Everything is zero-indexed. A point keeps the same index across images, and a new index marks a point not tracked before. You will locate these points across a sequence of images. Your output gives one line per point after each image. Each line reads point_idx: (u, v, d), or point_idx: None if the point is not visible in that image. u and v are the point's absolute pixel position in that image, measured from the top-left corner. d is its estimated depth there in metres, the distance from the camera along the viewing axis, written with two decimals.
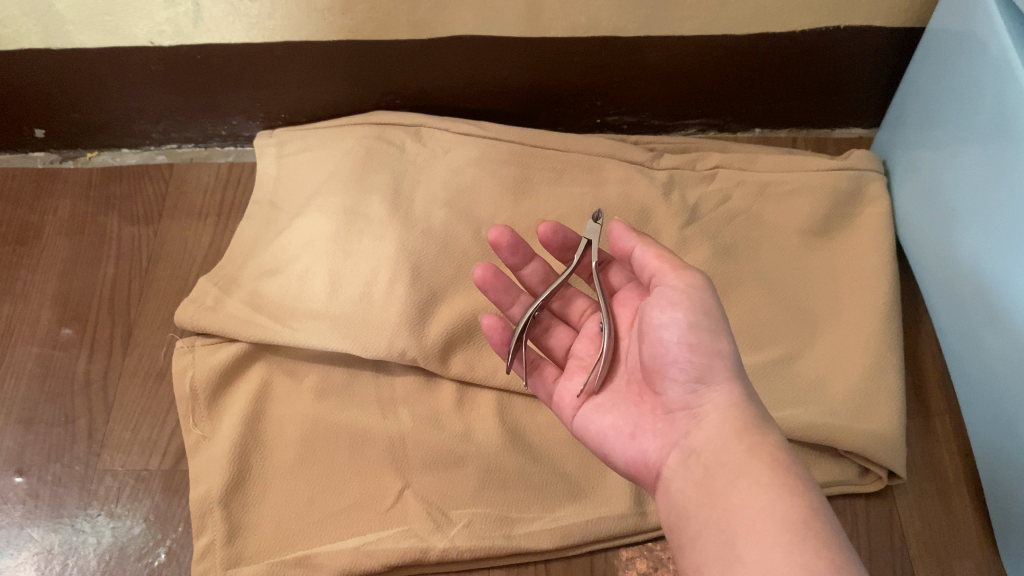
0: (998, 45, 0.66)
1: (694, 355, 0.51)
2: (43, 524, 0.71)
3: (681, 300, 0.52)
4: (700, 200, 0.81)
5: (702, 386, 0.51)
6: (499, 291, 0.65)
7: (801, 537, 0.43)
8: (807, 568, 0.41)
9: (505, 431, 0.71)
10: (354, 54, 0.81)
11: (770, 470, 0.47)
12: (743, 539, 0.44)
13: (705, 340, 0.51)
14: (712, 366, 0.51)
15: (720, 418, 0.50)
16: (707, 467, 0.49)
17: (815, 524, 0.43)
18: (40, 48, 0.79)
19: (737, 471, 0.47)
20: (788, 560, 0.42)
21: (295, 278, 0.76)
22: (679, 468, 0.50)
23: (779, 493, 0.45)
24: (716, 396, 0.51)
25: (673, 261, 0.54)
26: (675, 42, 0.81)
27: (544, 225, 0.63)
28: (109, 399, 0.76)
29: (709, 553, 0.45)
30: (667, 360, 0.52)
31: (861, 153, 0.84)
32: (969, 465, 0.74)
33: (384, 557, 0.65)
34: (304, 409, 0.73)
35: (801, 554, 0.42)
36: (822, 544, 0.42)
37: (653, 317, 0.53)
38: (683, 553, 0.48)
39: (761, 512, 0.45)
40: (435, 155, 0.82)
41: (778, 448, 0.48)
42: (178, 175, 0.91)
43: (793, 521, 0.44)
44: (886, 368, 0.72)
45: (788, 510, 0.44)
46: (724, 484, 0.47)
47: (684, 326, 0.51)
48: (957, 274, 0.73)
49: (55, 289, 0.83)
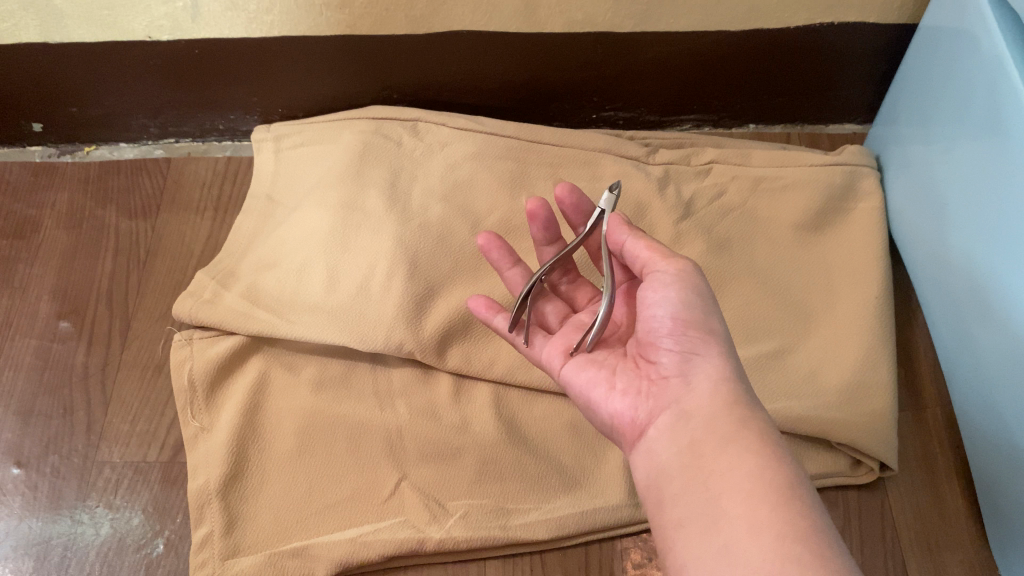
0: (990, 42, 0.67)
1: (687, 329, 0.52)
2: (42, 516, 0.71)
3: (675, 281, 0.53)
4: (695, 195, 0.82)
5: (694, 358, 0.51)
6: (501, 253, 0.67)
7: (787, 498, 0.44)
8: (793, 523, 0.42)
9: (501, 424, 0.72)
10: (351, 49, 0.82)
11: (757, 439, 0.47)
12: (728, 496, 0.45)
13: (698, 318, 0.52)
14: (705, 341, 0.52)
15: (711, 388, 0.50)
16: (695, 431, 0.49)
17: (800, 487, 0.44)
18: (39, 42, 0.79)
19: (725, 437, 0.47)
20: (773, 518, 0.43)
21: (293, 272, 0.77)
22: (667, 429, 0.50)
23: (766, 459, 0.46)
24: (708, 367, 0.51)
25: (664, 250, 0.55)
26: (671, 38, 0.82)
27: (558, 187, 0.65)
28: (108, 392, 0.77)
29: (692, 509, 0.46)
30: (659, 332, 0.52)
31: (854, 149, 0.84)
32: (959, 457, 0.75)
33: (381, 548, 0.66)
34: (302, 401, 0.73)
35: (786, 510, 0.43)
36: (805, 507, 0.43)
37: (646, 294, 0.53)
38: (661, 508, 0.48)
39: (748, 474, 0.45)
40: (432, 150, 0.83)
41: (765, 422, 0.48)
42: (176, 169, 0.91)
43: (780, 484, 0.44)
44: (878, 361, 0.73)
45: (774, 475, 0.45)
46: (712, 449, 0.47)
47: (679, 303, 0.52)
48: (949, 269, 0.74)
49: (54, 283, 0.83)
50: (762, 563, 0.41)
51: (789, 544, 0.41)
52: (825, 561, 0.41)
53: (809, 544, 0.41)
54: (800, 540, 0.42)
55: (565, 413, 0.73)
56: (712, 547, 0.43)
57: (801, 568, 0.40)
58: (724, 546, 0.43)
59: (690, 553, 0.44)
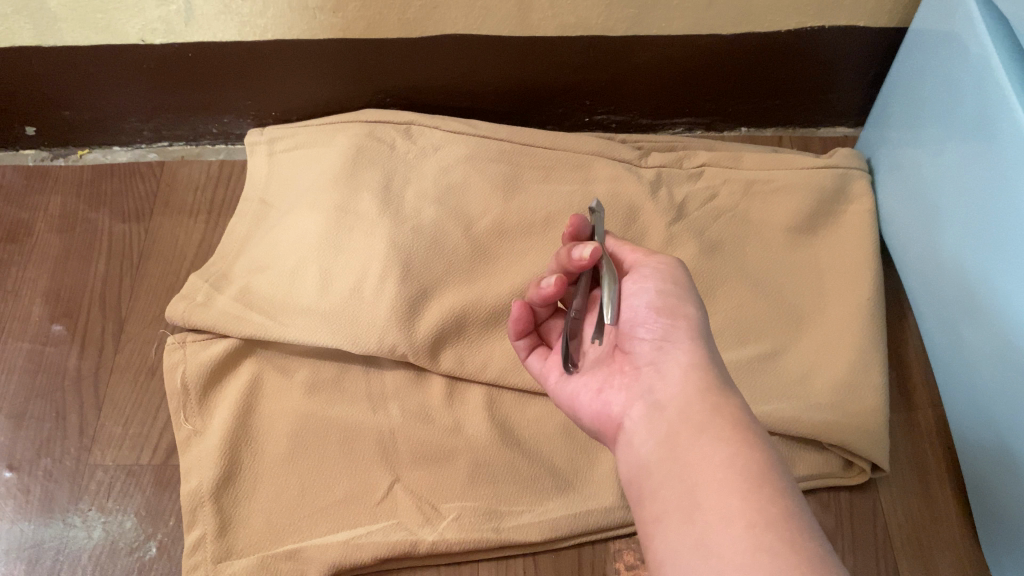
0: (978, 46, 0.68)
1: (660, 316, 0.53)
2: (34, 519, 0.71)
3: (652, 275, 0.55)
4: (687, 198, 0.82)
5: (666, 345, 0.52)
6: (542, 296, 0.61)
7: (758, 488, 0.43)
8: (763, 513, 0.42)
9: (494, 426, 0.72)
10: (344, 53, 0.82)
11: (728, 427, 0.47)
12: (703, 488, 0.44)
13: (670, 306, 0.53)
14: (677, 328, 0.53)
15: (682, 374, 0.50)
16: (668, 420, 0.49)
17: (772, 475, 0.44)
18: (33, 46, 0.79)
19: (697, 425, 0.47)
20: (745, 508, 0.42)
21: (285, 276, 0.77)
22: (642, 419, 0.51)
23: (738, 447, 0.45)
24: (679, 354, 0.52)
25: (648, 250, 0.58)
26: (662, 42, 0.82)
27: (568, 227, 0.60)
28: (100, 395, 0.77)
29: (669, 503, 0.45)
30: (634, 322, 0.54)
31: (845, 152, 0.85)
32: (950, 458, 0.75)
33: (374, 551, 0.66)
34: (294, 404, 0.73)
35: (758, 500, 0.43)
36: (778, 495, 0.43)
37: (627, 288, 0.56)
38: (641, 504, 0.48)
39: (720, 462, 0.45)
40: (425, 154, 0.83)
41: (739, 408, 0.48)
42: (170, 173, 0.92)
43: (751, 473, 0.44)
44: (869, 362, 0.74)
45: (746, 463, 0.44)
46: (686, 439, 0.47)
47: (653, 293, 0.54)
48: (940, 271, 0.74)
49: (46, 286, 0.83)
50: (734, 554, 0.41)
51: (760, 534, 0.41)
52: (796, 549, 0.40)
53: (781, 535, 0.41)
54: (771, 530, 0.41)
55: (558, 416, 0.73)
56: (687, 541, 0.43)
57: (773, 558, 0.40)
58: (698, 539, 0.43)
59: (666, 547, 0.44)
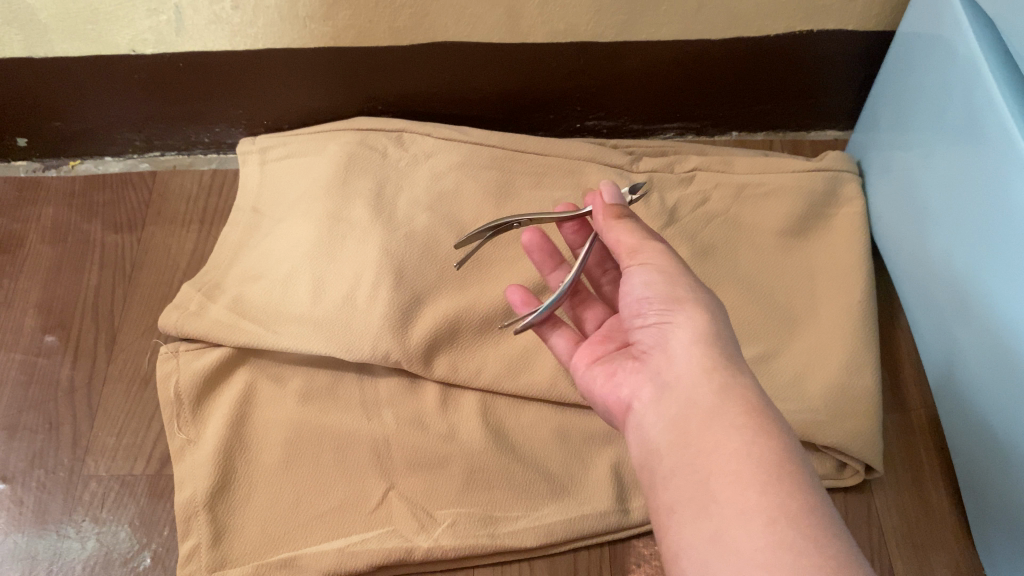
0: (965, 46, 0.68)
1: (654, 303, 0.53)
2: (28, 531, 0.71)
3: (641, 263, 0.54)
4: (679, 202, 0.83)
5: (667, 328, 0.52)
6: (543, 255, 0.68)
7: (775, 479, 0.43)
8: (782, 506, 0.42)
9: (488, 432, 0.72)
10: (336, 61, 0.82)
11: (742, 413, 0.47)
12: (719, 479, 0.44)
13: (664, 289, 0.52)
14: (675, 310, 0.52)
15: (687, 356, 0.50)
16: (677, 404, 0.49)
17: (791, 465, 0.44)
18: (23, 57, 0.79)
19: (710, 413, 0.47)
20: (762, 501, 0.42)
21: (278, 284, 0.77)
22: (652, 405, 0.51)
23: (754, 436, 0.45)
24: (681, 334, 0.51)
25: (630, 235, 0.56)
26: (651, 48, 0.83)
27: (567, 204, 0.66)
28: (94, 405, 0.77)
29: (682, 492, 0.46)
30: (633, 312, 0.54)
31: (835, 155, 0.86)
32: (944, 459, 0.76)
33: (369, 558, 0.66)
34: (289, 412, 0.73)
35: (775, 492, 0.42)
36: (796, 487, 0.43)
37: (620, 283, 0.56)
38: (654, 492, 0.48)
39: (735, 453, 0.45)
40: (417, 161, 0.83)
41: (749, 389, 0.48)
42: (162, 182, 0.92)
43: (768, 463, 0.44)
44: (860, 364, 0.74)
45: (762, 452, 0.44)
46: (698, 426, 0.47)
47: (645, 281, 0.53)
48: (931, 270, 0.75)
49: (39, 297, 0.83)
50: (754, 551, 0.41)
51: (780, 529, 0.41)
52: (818, 546, 0.40)
53: (801, 531, 0.41)
54: (792, 524, 0.41)
55: (552, 421, 0.73)
56: (703, 536, 0.43)
57: (794, 556, 0.40)
58: (716, 532, 0.43)
59: (683, 541, 0.44)
